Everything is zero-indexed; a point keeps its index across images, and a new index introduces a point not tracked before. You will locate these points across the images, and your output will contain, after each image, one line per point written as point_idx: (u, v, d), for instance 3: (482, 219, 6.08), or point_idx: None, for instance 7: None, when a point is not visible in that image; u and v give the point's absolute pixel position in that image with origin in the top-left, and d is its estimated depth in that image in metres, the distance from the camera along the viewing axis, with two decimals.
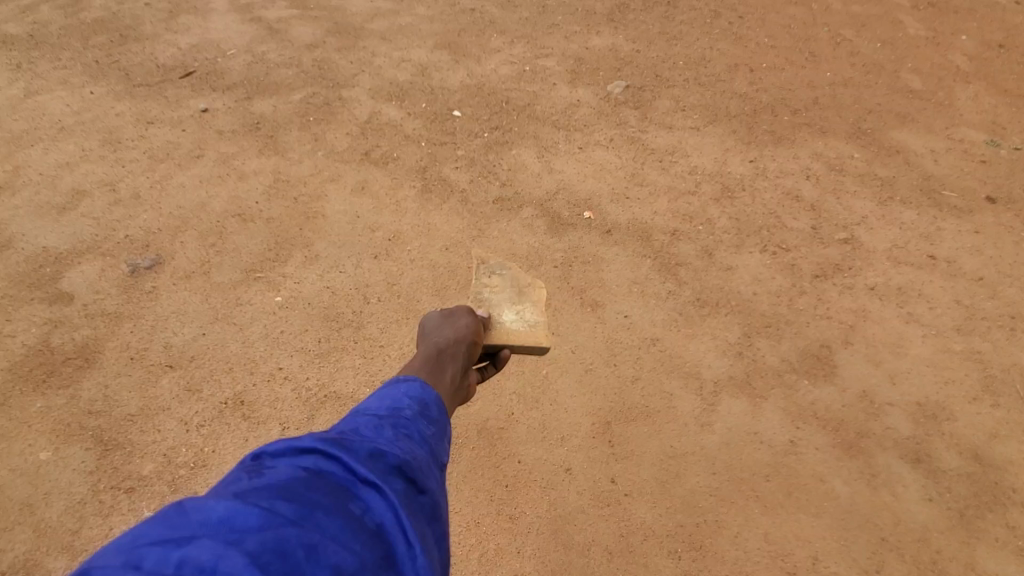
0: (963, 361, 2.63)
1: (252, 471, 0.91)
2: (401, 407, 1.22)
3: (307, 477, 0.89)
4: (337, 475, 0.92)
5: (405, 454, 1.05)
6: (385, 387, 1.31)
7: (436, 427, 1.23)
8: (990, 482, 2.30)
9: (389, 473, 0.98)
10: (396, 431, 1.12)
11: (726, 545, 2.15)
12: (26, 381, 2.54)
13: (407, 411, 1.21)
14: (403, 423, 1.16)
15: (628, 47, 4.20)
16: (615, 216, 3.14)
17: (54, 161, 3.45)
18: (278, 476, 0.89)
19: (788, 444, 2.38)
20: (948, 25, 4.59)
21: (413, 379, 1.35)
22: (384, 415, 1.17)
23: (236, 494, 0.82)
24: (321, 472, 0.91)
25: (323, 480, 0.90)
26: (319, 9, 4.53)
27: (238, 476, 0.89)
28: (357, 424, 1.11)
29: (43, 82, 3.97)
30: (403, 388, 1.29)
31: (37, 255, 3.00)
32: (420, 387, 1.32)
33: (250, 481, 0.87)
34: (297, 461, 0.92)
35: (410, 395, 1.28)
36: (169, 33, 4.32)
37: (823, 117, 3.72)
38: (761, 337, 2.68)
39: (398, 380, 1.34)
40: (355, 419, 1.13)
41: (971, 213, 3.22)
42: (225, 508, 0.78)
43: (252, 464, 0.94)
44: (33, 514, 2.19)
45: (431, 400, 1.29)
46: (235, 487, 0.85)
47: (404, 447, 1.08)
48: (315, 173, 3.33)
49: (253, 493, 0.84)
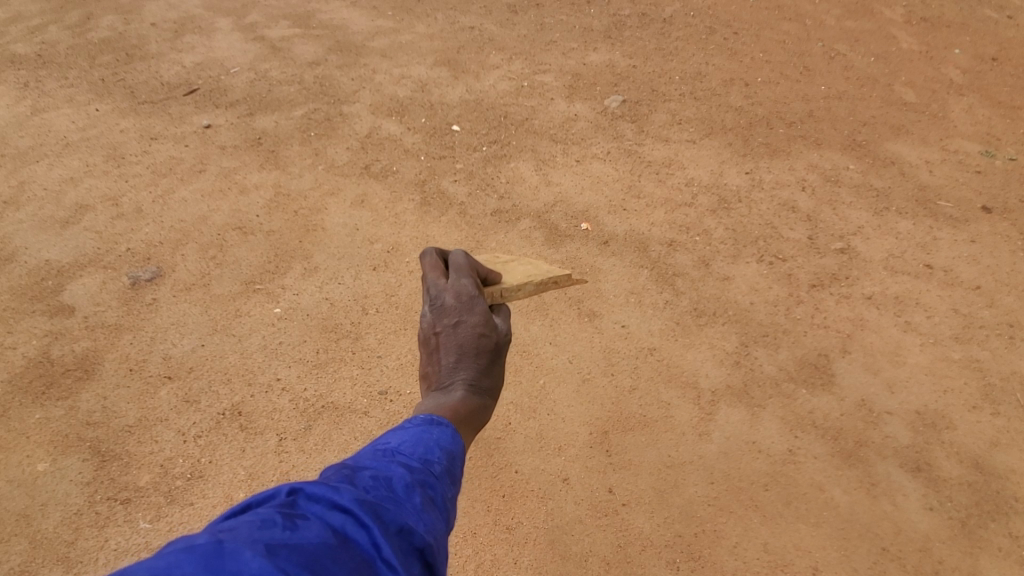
0: (962, 369, 2.62)
1: (284, 514, 0.78)
2: (437, 455, 1.09)
3: (335, 545, 0.77)
4: (364, 547, 0.80)
5: (434, 531, 0.92)
6: (417, 425, 1.16)
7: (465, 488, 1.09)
8: (991, 492, 2.28)
9: (413, 554, 0.85)
10: (430, 491, 0.98)
11: (725, 555, 2.13)
12: (26, 392, 2.55)
13: (442, 463, 1.08)
14: (436, 481, 1.01)
15: (625, 63, 4.26)
16: (612, 227, 3.16)
17: (59, 176, 3.50)
18: (309, 535, 0.76)
19: (786, 453, 2.36)
20: (941, 39, 4.65)
21: (446, 424, 1.19)
22: (419, 463, 1.03)
23: (265, 548, 0.71)
24: (349, 540, 0.79)
25: (350, 551, 0.78)
26: (321, 28, 4.62)
27: (271, 515, 0.77)
28: (393, 471, 0.97)
29: (50, 100, 4.05)
30: (436, 434, 1.14)
31: (39, 268, 3.03)
32: (452, 436, 1.17)
33: (281, 532, 0.75)
34: (328, 516, 0.80)
35: (443, 443, 1.13)
36: (174, 52, 4.41)
37: (817, 129, 3.77)
38: (759, 346, 2.68)
39: (432, 421, 1.19)
40: (390, 461, 1.00)
41: (967, 222, 3.24)
42: (258, 566, 0.68)
43: (285, 499, 0.82)
44: (29, 526, 2.19)
45: (460, 455, 1.14)
46: (263, 535, 0.73)
47: (435, 517, 0.94)
48: (316, 187, 3.37)
49: (281, 552, 0.72)
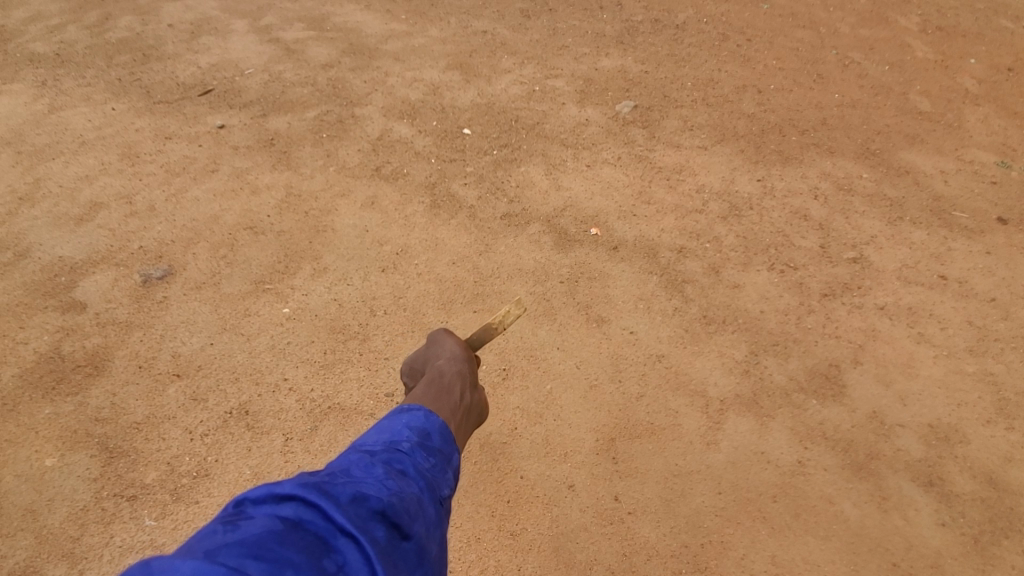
0: (976, 383, 2.58)
1: (229, 523, 0.89)
2: (400, 439, 1.26)
3: (283, 529, 0.88)
4: (317, 524, 0.91)
5: (393, 496, 1.06)
6: (388, 417, 1.36)
7: (437, 457, 1.27)
8: (1006, 508, 2.24)
9: (371, 519, 0.99)
10: (388, 468, 1.14)
11: (732, 567, 2.10)
12: (36, 388, 2.57)
13: (406, 444, 1.25)
14: (397, 459, 1.18)
15: (637, 68, 4.26)
16: (621, 233, 3.15)
17: (74, 174, 3.54)
18: (253, 528, 0.87)
19: (796, 465, 2.33)
20: (957, 49, 4.60)
21: (417, 408, 1.40)
22: (379, 451, 1.19)
23: (206, 551, 0.81)
24: (299, 523, 0.90)
25: (300, 532, 0.89)
26: (335, 31, 4.65)
27: (214, 525, 0.88)
28: (350, 463, 1.13)
29: (67, 99, 4.10)
30: (406, 419, 1.34)
31: (53, 264, 3.06)
32: (424, 416, 1.37)
33: (223, 534, 0.85)
34: (276, 510, 0.91)
35: (410, 425, 1.32)
36: (190, 53, 4.46)
37: (831, 137, 3.74)
38: (768, 355, 2.66)
39: (404, 409, 1.39)
40: (349, 456, 1.16)
41: (982, 233, 3.20)
42: (191, 567, 0.75)
43: (233, 511, 0.93)
44: (35, 521, 2.20)
45: (433, 429, 1.34)
46: (208, 543, 0.84)
47: (394, 486, 1.09)
48: (326, 188, 3.39)
49: (225, 550, 0.82)
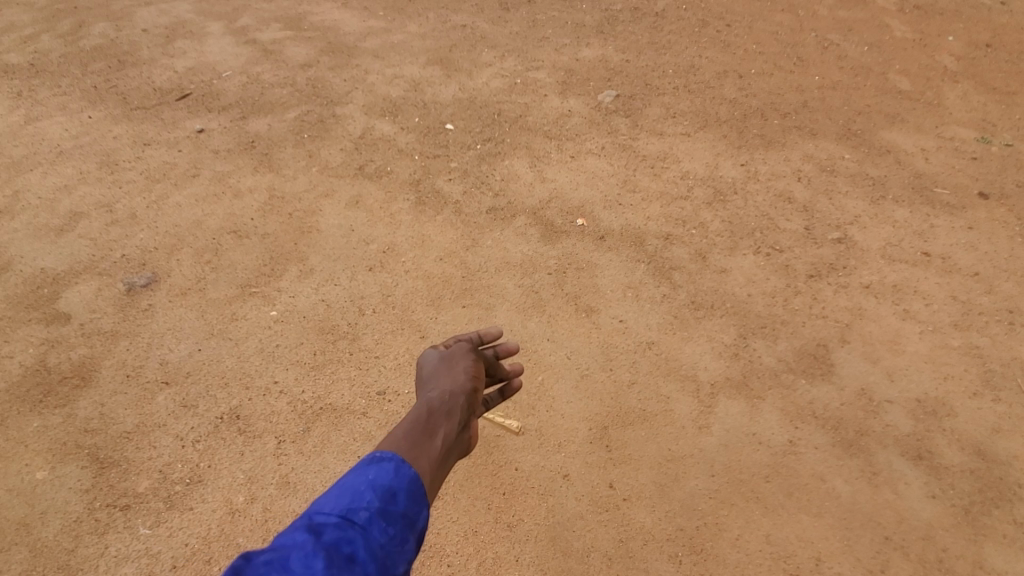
0: (962, 356, 2.61)
1: None
2: (358, 507, 1.15)
3: None
4: None
5: None
6: (353, 470, 1.25)
7: (397, 527, 1.16)
8: (994, 479, 2.27)
9: None
10: (332, 556, 1.05)
11: (727, 547, 2.12)
12: (23, 401, 2.54)
13: (363, 513, 1.15)
14: (346, 540, 1.09)
15: (618, 57, 4.25)
16: (608, 222, 3.15)
17: (53, 184, 3.49)
18: None
19: (787, 444, 2.35)
20: (934, 27, 4.63)
21: (386, 462, 1.28)
22: (329, 528, 1.10)
23: None
24: None
25: None
26: (313, 30, 4.61)
27: None
28: (290, 550, 1.04)
29: (42, 109, 4.03)
30: (371, 477, 1.23)
31: (35, 277, 3.02)
32: (391, 474, 1.26)
33: None
34: None
35: (373, 486, 1.21)
36: (166, 57, 4.40)
37: (812, 119, 3.76)
38: (757, 337, 2.67)
39: (372, 461, 1.28)
40: (293, 537, 1.07)
41: (964, 209, 3.23)
42: None
43: None
44: (28, 535, 2.18)
45: (400, 489, 1.23)
46: None
47: None
48: (310, 189, 3.36)
49: None
